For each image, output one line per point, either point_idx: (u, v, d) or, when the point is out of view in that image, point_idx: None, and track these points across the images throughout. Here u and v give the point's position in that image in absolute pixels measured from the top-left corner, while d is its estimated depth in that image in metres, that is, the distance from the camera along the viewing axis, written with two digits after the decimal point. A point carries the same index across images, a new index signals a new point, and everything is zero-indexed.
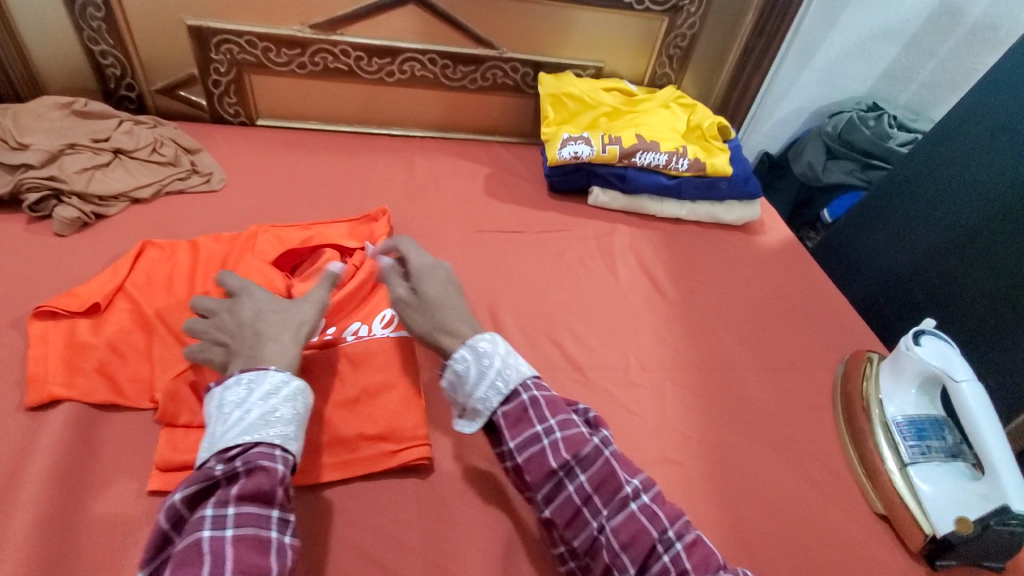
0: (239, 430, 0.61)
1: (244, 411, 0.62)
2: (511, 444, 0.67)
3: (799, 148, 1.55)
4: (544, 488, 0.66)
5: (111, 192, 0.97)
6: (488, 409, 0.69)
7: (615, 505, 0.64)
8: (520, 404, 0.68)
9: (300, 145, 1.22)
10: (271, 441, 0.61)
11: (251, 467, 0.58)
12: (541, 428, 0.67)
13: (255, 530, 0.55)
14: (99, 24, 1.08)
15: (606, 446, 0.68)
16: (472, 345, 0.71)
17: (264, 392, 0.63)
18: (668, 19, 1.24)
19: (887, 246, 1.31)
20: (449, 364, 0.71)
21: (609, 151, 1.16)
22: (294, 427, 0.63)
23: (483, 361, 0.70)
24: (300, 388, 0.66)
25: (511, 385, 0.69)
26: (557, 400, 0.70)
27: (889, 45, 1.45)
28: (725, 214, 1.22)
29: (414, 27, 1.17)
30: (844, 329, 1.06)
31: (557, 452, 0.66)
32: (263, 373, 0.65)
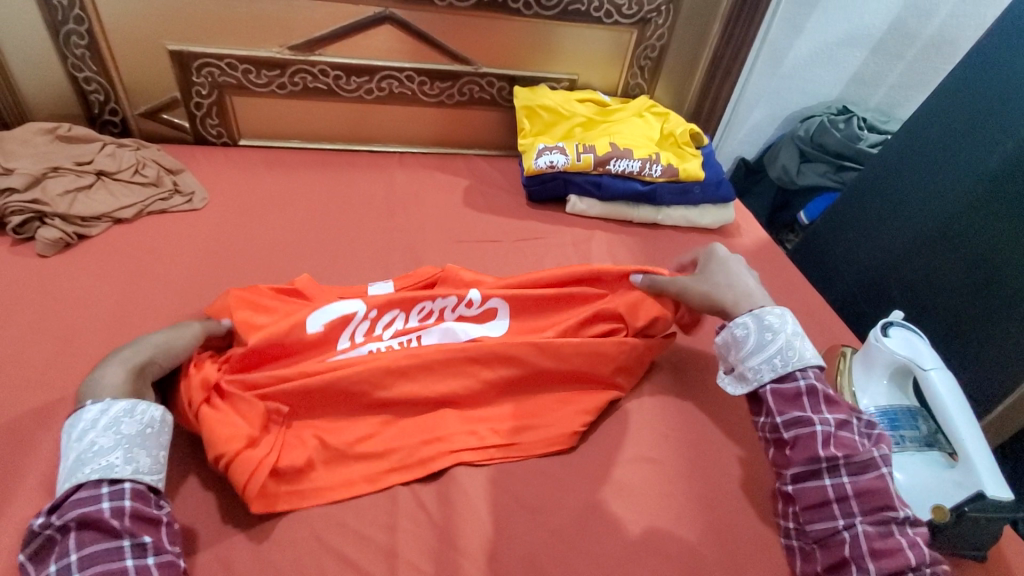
0: (58, 476, 0.61)
1: (65, 453, 0.62)
2: (778, 418, 0.73)
3: (773, 152, 1.59)
4: (798, 470, 0.70)
5: (93, 213, 0.98)
6: (758, 380, 0.75)
7: (871, 515, 0.65)
8: (795, 386, 0.73)
9: (283, 164, 1.25)
10: (92, 480, 0.60)
11: (72, 517, 0.57)
12: (816, 416, 0.71)
13: (104, 565, 0.56)
14: (83, 51, 1.11)
15: (886, 462, 0.68)
16: (758, 317, 0.77)
17: (80, 431, 0.63)
18: (637, 31, 1.28)
19: (863, 243, 1.33)
20: (731, 327, 0.79)
21: (583, 159, 1.19)
22: (121, 451, 0.62)
23: (766, 335, 0.76)
24: (117, 413, 0.65)
25: (790, 367, 0.74)
26: (841, 404, 0.72)
27: (855, 51, 1.49)
28: (701, 217, 1.24)
29: (390, 45, 1.20)
30: (819, 326, 1.08)
31: (828, 444, 0.69)
32: (110, 404, 0.65)
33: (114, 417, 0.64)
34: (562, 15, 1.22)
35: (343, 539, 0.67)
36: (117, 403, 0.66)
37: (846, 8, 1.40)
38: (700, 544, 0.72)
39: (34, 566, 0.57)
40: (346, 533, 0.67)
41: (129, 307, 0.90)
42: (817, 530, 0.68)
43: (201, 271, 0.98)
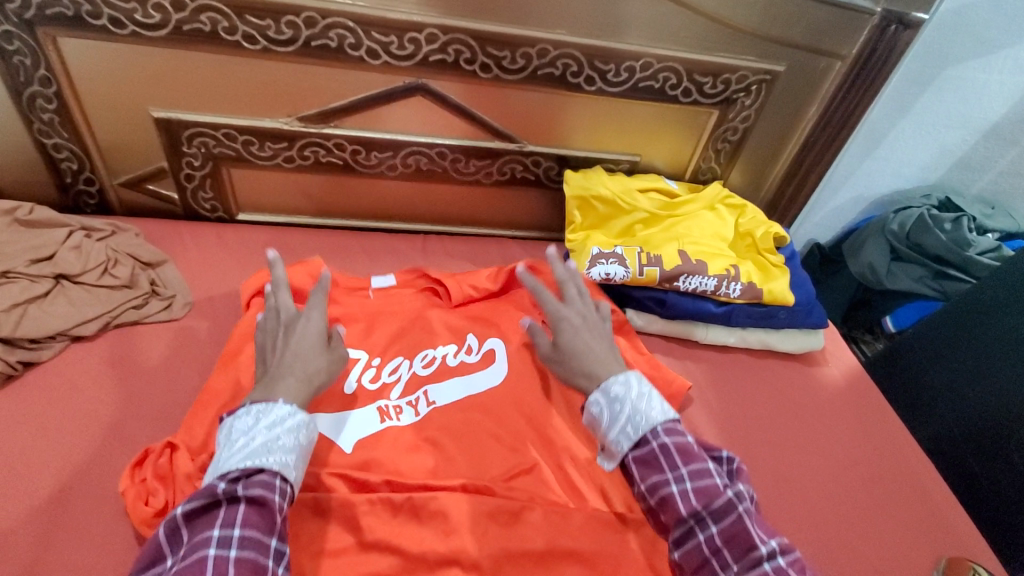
0: (235, 455, 0.59)
1: (249, 438, 0.60)
2: (641, 486, 0.66)
3: (857, 242, 1.35)
4: (675, 533, 0.63)
5: (45, 333, 0.79)
6: (620, 451, 0.68)
7: (745, 561, 0.58)
8: (650, 449, 0.66)
9: (286, 249, 1.05)
10: (270, 468, 0.58)
11: (250, 495, 0.56)
12: (670, 473, 0.65)
13: (254, 555, 0.53)
14: (51, 116, 0.92)
15: (741, 500, 0.62)
16: (605, 390, 0.71)
17: (270, 420, 0.62)
18: (718, 112, 1.06)
19: (972, 379, 1.11)
20: (586, 406, 0.72)
21: (647, 274, 0.97)
22: (294, 455, 0.61)
23: (615, 406, 0.70)
24: (306, 421, 0.64)
25: (642, 433, 0.67)
26: (694, 447, 0.67)
27: (965, 133, 1.26)
28: (782, 344, 1.03)
29: (420, 119, 1.00)
30: (929, 511, 0.86)
31: (687, 499, 0.63)
32: (272, 404, 0.64)
33: (296, 424, 0.63)
34: (630, 91, 1.01)
35: None
36: (298, 407, 0.65)
37: (965, 86, 1.17)
38: None
39: (184, 521, 0.55)
40: None
41: (79, 472, 0.71)
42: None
43: (173, 411, 0.79)
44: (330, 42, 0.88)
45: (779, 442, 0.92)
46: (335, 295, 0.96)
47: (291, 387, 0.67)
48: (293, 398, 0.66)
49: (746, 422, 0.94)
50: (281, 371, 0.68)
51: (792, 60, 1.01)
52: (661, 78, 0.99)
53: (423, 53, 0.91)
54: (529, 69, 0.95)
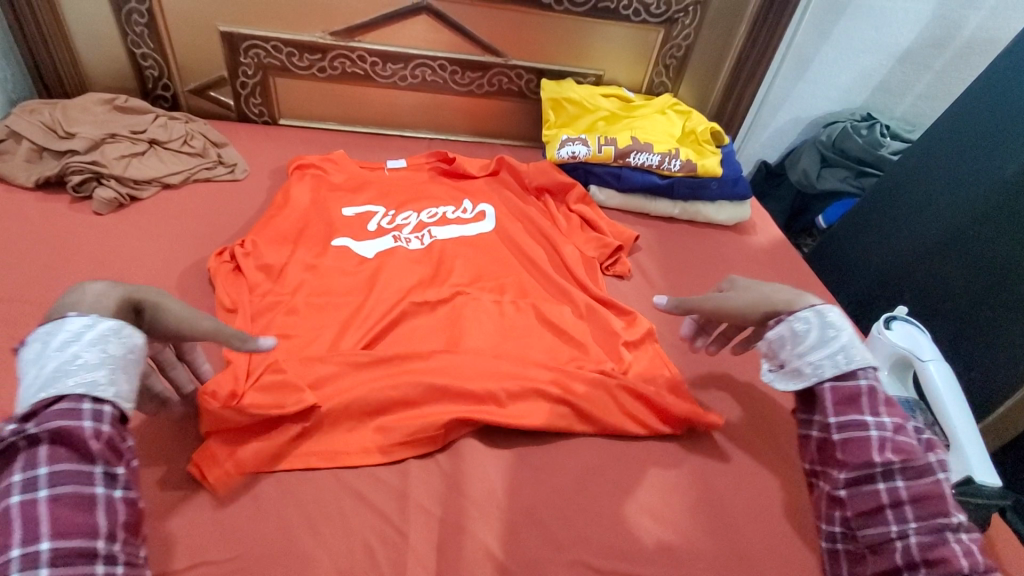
0: (31, 387, 0.54)
1: (40, 366, 0.54)
2: (831, 419, 0.69)
3: (795, 157, 1.61)
4: (851, 473, 0.67)
5: (145, 176, 1.06)
6: (817, 376, 0.69)
7: (926, 521, 0.61)
8: (856, 386, 0.69)
9: (318, 143, 1.32)
10: (72, 395, 0.54)
11: (49, 430, 0.52)
12: (872, 419, 0.67)
13: (74, 487, 0.51)
14: (142, 29, 1.19)
15: (942, 467, 0.64)
16: (822, 312, 0.70)
17: (61, 340, 0.55)
18: (663, 31, 1.31)
19: (878, 246, 1.35)
20: (789, 320, 0.72)
21: (604, 151, 1.23)
22: (105, 370, 0.55)
23: (829, 331, 0.70)
24: (110, 328, 0.57)
25: (853, 365, 0.69)
26: (897, 407, 0.68)
27: (882, 59, 1.51)
28: (717, 214, 1.27)
29: (426, 35, 1.27)
30: None
31: (884, 450, 0.65)
32: (60, 322, 0.56)
33: (101, 336, 0.56)
34: (591, 11, 1.27)
35: (363, 480, 0.72)
36: (98, 317, 0.57)
37: (875, 15, 1.42)
38: (693, 510, 0.76)
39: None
40: (367, 475, 0.73)
41: (173, 263, 0.97)
42: (870, 535, 0.64)
43: (240, 234, 1.05)
44: None
45: (708, 278, 1.16)
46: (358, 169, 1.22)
47: (92, 297, 0.59)
48: (103, 308, 0.59)
49: (683, 265, 1.19)
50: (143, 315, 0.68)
51: None
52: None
53: None
54: None
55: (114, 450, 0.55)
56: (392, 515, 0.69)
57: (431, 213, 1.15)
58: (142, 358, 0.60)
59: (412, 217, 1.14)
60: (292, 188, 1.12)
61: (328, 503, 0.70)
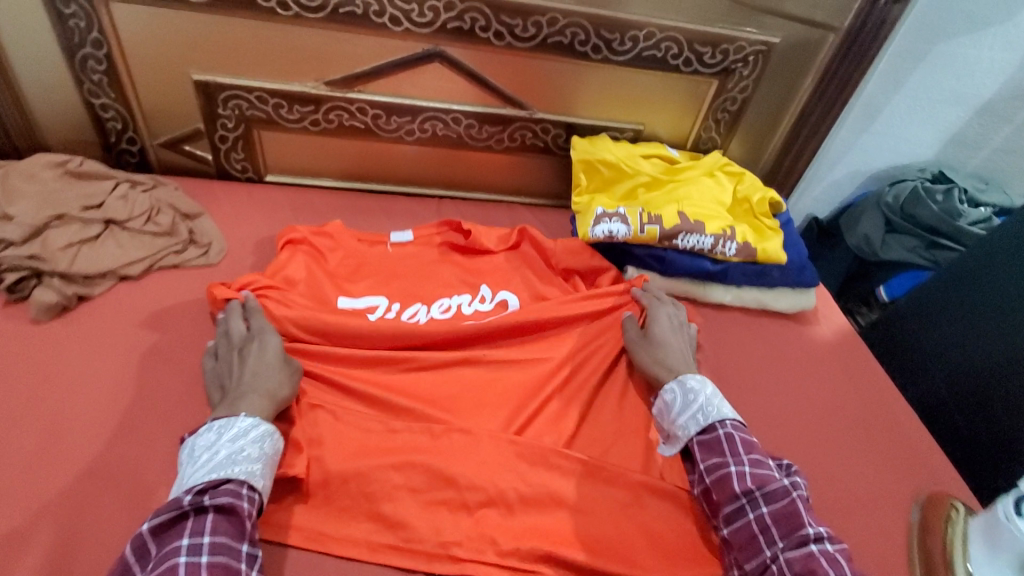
0: (201, 468, 0.64)
1: (212, 452, 0.66)
2: (701, 464, 0.76)
3: (853, 216, 1.40)
4: (726, 509, 0.72)
5: (97, 269, 0.87)
6: (686, 435, 0.79)
7: (792, 539, 0.66)
8: (716, 436, 0.77)
9: (310, 206, 1.13)
10: (235, 479, 0.63)
11: (218, 504, 0.61)
12: (731, 458, 0.74)
13: (226, 559, 0.58)
14: (101, 77, 1.00)
15: (794, 489, 0.71)
16: (681, 380, 0.83)
17: (233, 433, 0.67)
18: (718, 82, 1.12)
19: (958, 341, 1.16)
20: (660, 394, 0.84)
21: (648, 231, 1.04)
22: (260, 466, 0.66)
23: (689, 395, 0.82)
24: (268, 431, 0.69)
25: (710, 421, 0.78)
26: (756, 446, 0.76)
27: (960, 110, 1.31)
28: (775, 302, 1.08)
29: (438, 85, 1.07)
30: (912, 454, 0.92)
31: (743, 480, 0.72)
32: (232, 420, 0.69)
33: (260, 435, 0.68)
34: (634, 60, 1.07)
35: None
36: (259, 418, 0.70)
37: (958, 62, 1.22)
38: None
39: (152, 537, 0.59)
40: None
41: (126, 390, 0.79)
42: (751, 569, 0.68)
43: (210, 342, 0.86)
44: (356, 10, 0.96)
45: (768, 389, 0.98)
46: (356, 246, 1.03)
47: (252, 401, 0.71)
48: (256, 411, 0.71)
49: (738, 371, 1.00)
50: (242, 391, 0.73)
51: (789, 32, 1.07)
52: (663, 48, 1.05)
53: (441, 20, 0.98)
54: (540, 37, 1.02)
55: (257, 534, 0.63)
56: None
57: (444, 309, 0.97)
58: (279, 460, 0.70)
59: (421, 314, 0.95)
60: (274, 278, 0.93)
61: None
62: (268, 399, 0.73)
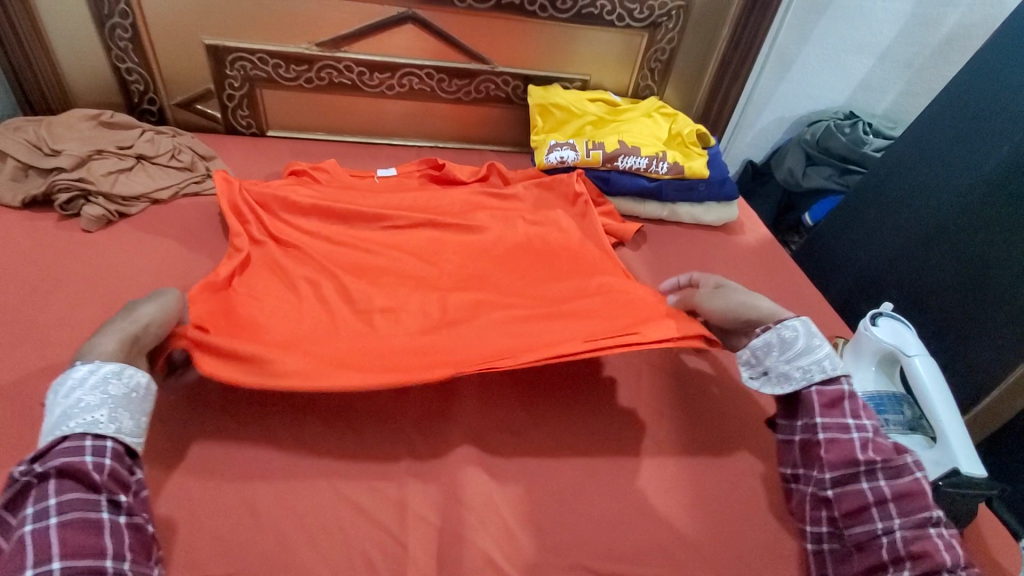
0: (45, 433, 0.61)
1: (52, 410, 0.62)
2: (820, 421, 0.73)
3: (780, 156, 1.63)
4: (837, 473, 0.71)
5: (133, 193, 1.05)
6: (808, 381, 0.75)
7: (911, 516, 0.65)
8: (839, 390, 0.74)
9: (308, 153, 1.32)
10: (75, 434, 0.60)
11: (55, 465, 0.58)
12: (853, 421, 0.73)
13: (81, 514, 0.57)
14: (126, 44, 1.19)
15: (918, 465, 0.69)
16: (806, 323, 0.78)
17: (66, 388, 0.63)
18: (648, 35, 1.33)
19: (862, 242, 1.36)
20: (780, 328, 0.78)
21: (592, 156, 1.24)
22: (103, 410, 0.62)
23: (813, 340, 0.76)
24: (106, 373, 0.64)
25: (837, 372, 0.75)
26: (872, 411, 0.75)
27: (863, 58, 1.53)
28: (705, 215, 1.29)
29: (412, 44, 1.27)
30: (817, 320, 1.11)
31: (866, 449, 0.70)
32: (67, 371, 0.64)
33: (101, 378, 0.64)
34: (576, 17, 1.28)
35: (360, 492, 0.72)
36: (92, 363, 0.65)
37: (854, 15, 1.44)
38: (693, 508, 0.77)
39: (10, 509, 0.58)
40: (365, 487, 0.72)
41: (164, 278, 0.96)
42: (857, 534, 0.68)
43: None
44: None
45: None
46: (347, 179, 1.22)
47: (97, 345, 0.67)
48: (98, 355, 0.66)
49: (675, 267, 1.20)
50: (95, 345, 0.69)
51: None
52: (599, 5, 1.27)
53: None
54: None
55: (120, 482, 0.61)
56: (393, 528, 0.69)
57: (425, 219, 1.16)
58: (142, 394, 0.66)
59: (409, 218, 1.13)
60: (266, 190, 1.09)
61: (326, 516, 0.69)
62: (116, 337, 0.68)
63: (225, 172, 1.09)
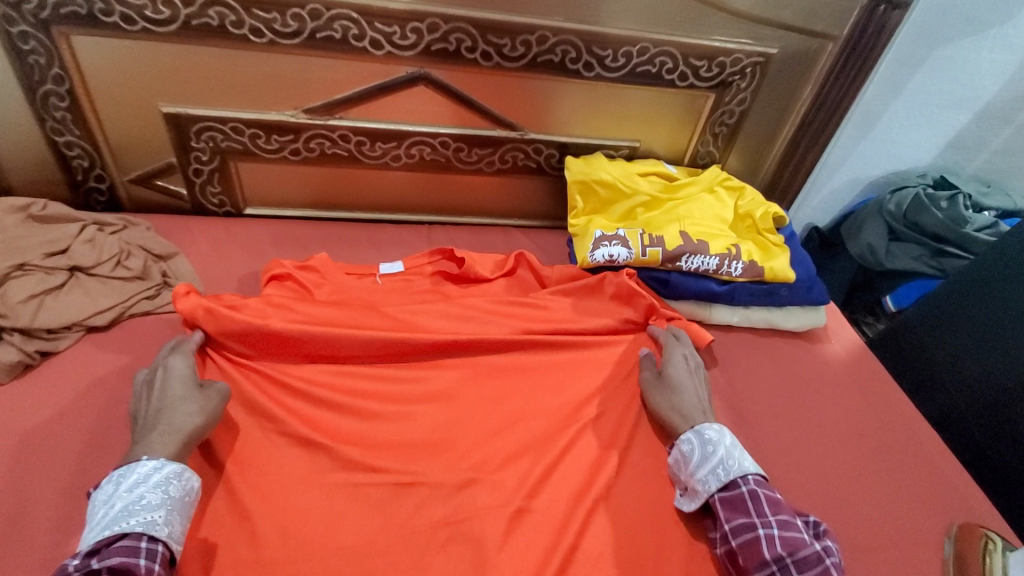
0: (95, 527, 0.61)
1: (109, 506, 0.63)
2: (726, 526, 0.71)
3: (855, 223, 1.36)
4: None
5: (61, 323, 0.81)
6: (707, 491, 0.74)
7: None
8: (739, 493, 0.72)
9: (294, 240, 1.07)
10: (133, 532, 0.61)
11: (109, 565, 0.58)
12: (758, 519, 0.70)
13: None
14: (65, 114, 0.94)
15: (827, 554, 0.67)
16: (699, 431, 0.78)
17: (131, 482, 0.64)
18: (714, 95, 1.08)
19: (973, 352, 1.12)
20: (677, 444, 0.79)
21: (650, 254, 0.99)
22: (162, 511, 0.63)
23: (708, 447, 0.77)
24: (171, 473, 0.66)
25: (731, 476, 0.74)
26: (782, 505, 0.72)
27: (957, 113, 1.27)
28: (784, 321, 1.04)
29: (423, 108, 1.02)
30: (939, 480, 0.87)
31: (773, 545, 0.67)
32: (132, 466, 0.66)
33: (164, 478, 0.65)
34: (628, 76, 1.03)
35: None
36: (163, 459, 0.67)
37: (958, 66, 1.19)
38: None
39: None
40: None
41: (97, 455, 0.72)
42: None
43: None
44: (335, 34, 0.90)
45: (786, 416, 0.93)
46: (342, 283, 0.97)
47: (158, 440, 0.69)
48: (163, 452, 0.68)
49: (753, 399, 0.95)
50: (148, 430, 0.70)
51: (787, 42, 1.03)
52: (658, 62, 1.01)
53: (425, 42, 0.93)
54: (529, 56, 0.98)
55: None
56: None
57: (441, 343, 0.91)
58: (193, 500, 0.67)
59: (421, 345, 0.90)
60: (238, 315, 0.84)
61: None
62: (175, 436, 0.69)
63: (187, 285, 0.86)
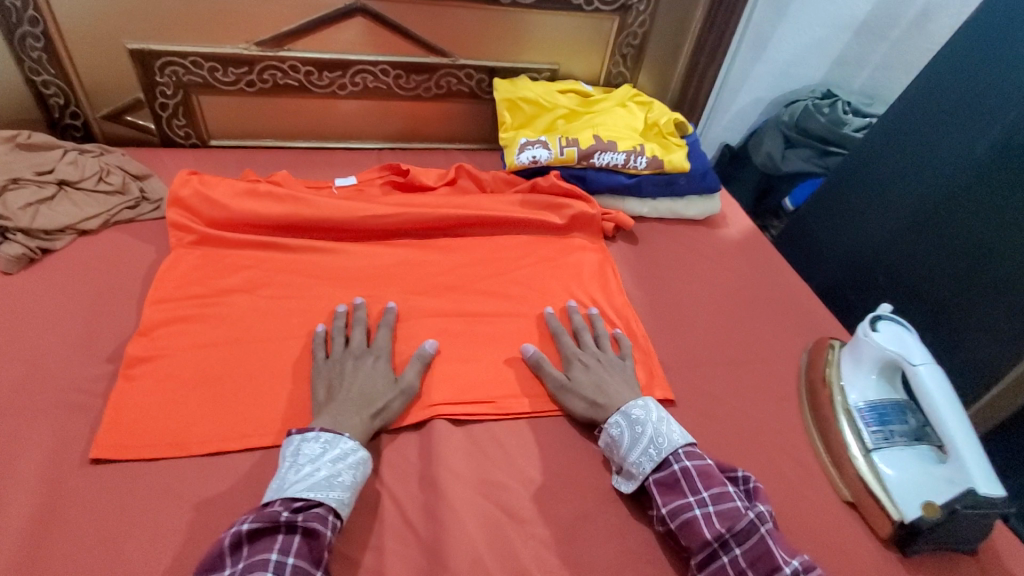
0: (299, 484, 0.64)
1: (315, 468, 0.66)
2: (664, 511, 0.69)
3: (758, 138, 1.57)
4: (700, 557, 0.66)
5: (57, 225, 0.94)
6: (642, 474, 0.72)
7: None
8: (671, 472, 0.71)
9: (256, 163, 1.20)
10: (327, 502, 0.63)
11: (307, 526, 0.61)
12: (693, 497, 0.69)
13: None
14: (40, 54, 1.05)
15: (763, 521, 0.66)
16: (626, 413, 0.76)
17: (334, 454, 0.67)
18: (618, 19, 1.24)
19: (846, 229, 1.33)
20: (605, 428, 0.77)
21: (567, 153, 1.16)
22: (349, 494, 0.66)
23: (636, 429, 0.75)
24: (363, 458, 0.69)
25: (663, 454, 0.72)
26: (718, 476, 0.71)
27: (839, 33, 1.47)
28: (686, 209, 1.22)
29: (362, 38, 1.16)
30: (807, 317, 1.07)
31: (711, 523, 0.66)
32: (338, 437, 0.69)
33: (353, 462, 0.68)
34: (540, 3, 1.18)
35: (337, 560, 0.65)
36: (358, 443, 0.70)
37: None
38: None
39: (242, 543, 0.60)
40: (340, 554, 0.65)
41: (98, 323, 0.86)
42: None
43: None
44: None
45: (685, 280, 1.12)
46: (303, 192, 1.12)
47: None
48: None
49: (658, 269, 1.13)
50: None
51: None
52: None
53: None
54: None
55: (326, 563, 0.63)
56: None
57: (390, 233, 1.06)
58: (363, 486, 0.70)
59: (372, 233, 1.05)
60: (212, 213, 0.98)
61: None
62: None
63: (186, 171, 1.02)
